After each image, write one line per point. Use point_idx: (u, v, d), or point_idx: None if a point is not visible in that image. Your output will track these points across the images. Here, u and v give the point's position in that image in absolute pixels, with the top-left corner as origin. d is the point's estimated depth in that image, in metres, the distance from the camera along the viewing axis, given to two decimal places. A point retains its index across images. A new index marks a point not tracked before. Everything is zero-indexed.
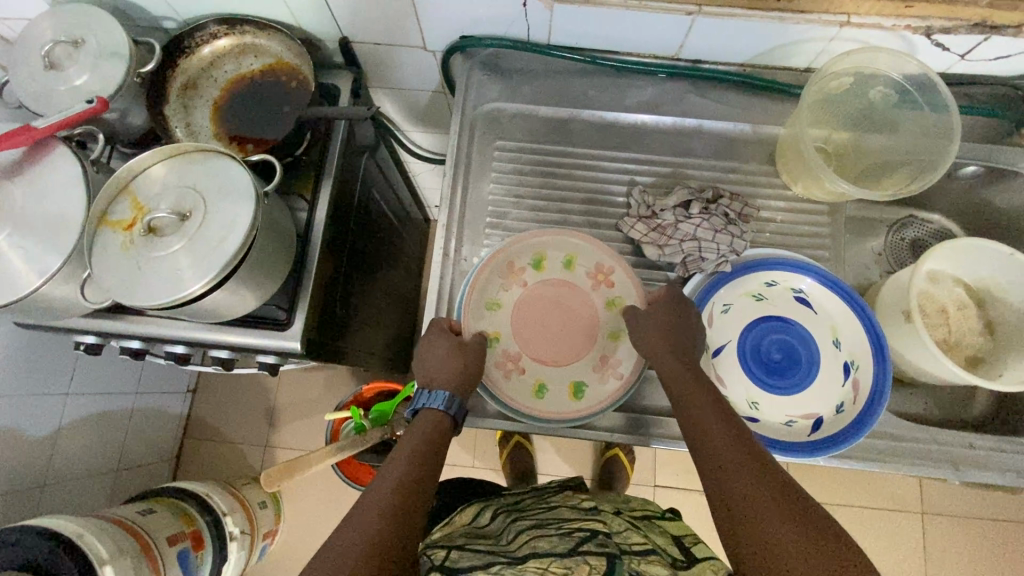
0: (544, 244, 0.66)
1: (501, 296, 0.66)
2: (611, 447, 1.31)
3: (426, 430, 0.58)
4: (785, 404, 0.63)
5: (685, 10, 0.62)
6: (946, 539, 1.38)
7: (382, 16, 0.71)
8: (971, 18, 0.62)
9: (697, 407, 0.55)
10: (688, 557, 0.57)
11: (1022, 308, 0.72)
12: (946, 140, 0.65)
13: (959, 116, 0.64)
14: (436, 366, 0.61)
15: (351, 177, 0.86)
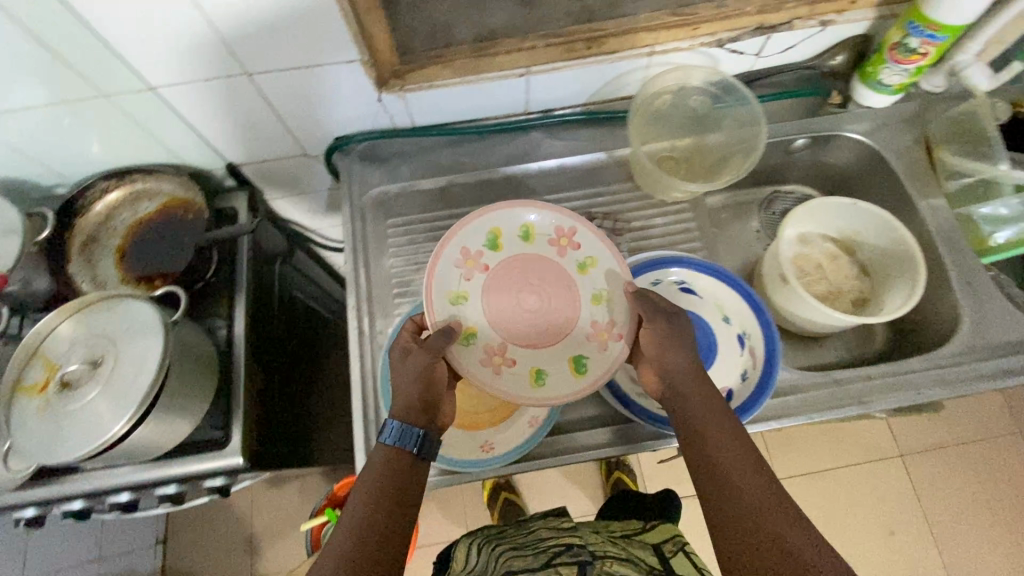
0: (495, 221, 0.68)
1: (464, 287, 0.66)
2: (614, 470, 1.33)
3: (388, 467, 0.56)
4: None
5: (517, 73, 0.73)
6: (929, 475, 1.42)
7: (259, 136, 0.78)
8: (748, 25, 0.74)
9: (709, 415, 0.58)
10: (666, 566, 0.61)
11: (880, 246, 0.81)
12: (753, 125, 0.76)
13: (760, 103, 0.75)
14: (402, 387, 0.58)
15: (267, 286, 0.90)
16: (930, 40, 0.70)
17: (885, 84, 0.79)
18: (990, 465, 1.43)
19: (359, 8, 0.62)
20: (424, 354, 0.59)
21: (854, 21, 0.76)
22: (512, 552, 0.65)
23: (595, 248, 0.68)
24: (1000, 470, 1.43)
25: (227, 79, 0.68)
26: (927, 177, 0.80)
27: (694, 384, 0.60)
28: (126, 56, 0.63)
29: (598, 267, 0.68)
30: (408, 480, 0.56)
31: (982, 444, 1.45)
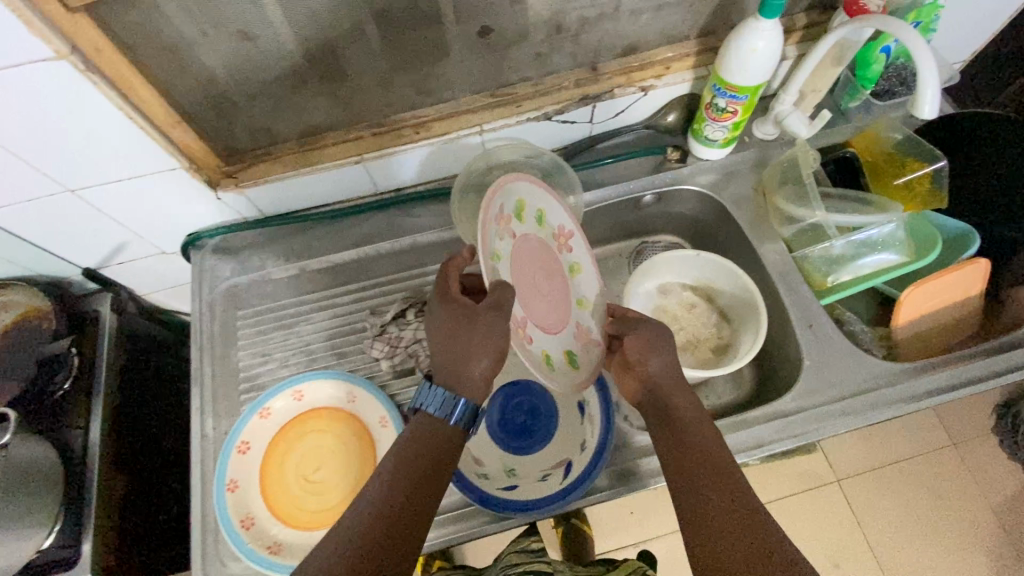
0: (519, 192, 0.65)
1: (500, 246, 0.62)
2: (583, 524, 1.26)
3: (427, 440, 0.55)
4: (542, 461, 0.69)
5: (349, 162, 0.75)
6: (868, 498, 1.38)
7: (106, 242, 0.79)
8: (570, 97, 0.77)
9: (672, 428, 0.60)
10: None
11: (732, 293, 0.82)
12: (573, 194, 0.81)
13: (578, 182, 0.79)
14: (453, 348, 0.60)
15: (137, 384, 0.89)
16: (733, 100, 0.73)
17: (712, 139, 0.81)
18: (927, 481, 1.39)
19: (159, 123, 0.63)
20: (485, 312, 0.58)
21: (675, 85, 0.80)
22: None
23: (581, 253, 0.67)
24: (946, 489, 1.39)
25: (51, 197, 0.68)
26: (767, 223, 0.82)
27: (677, 395, 0.62)
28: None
29: (585, 275, 0.68)
30: (449, 452, 0.56)
31: (917, 460, 1.41)
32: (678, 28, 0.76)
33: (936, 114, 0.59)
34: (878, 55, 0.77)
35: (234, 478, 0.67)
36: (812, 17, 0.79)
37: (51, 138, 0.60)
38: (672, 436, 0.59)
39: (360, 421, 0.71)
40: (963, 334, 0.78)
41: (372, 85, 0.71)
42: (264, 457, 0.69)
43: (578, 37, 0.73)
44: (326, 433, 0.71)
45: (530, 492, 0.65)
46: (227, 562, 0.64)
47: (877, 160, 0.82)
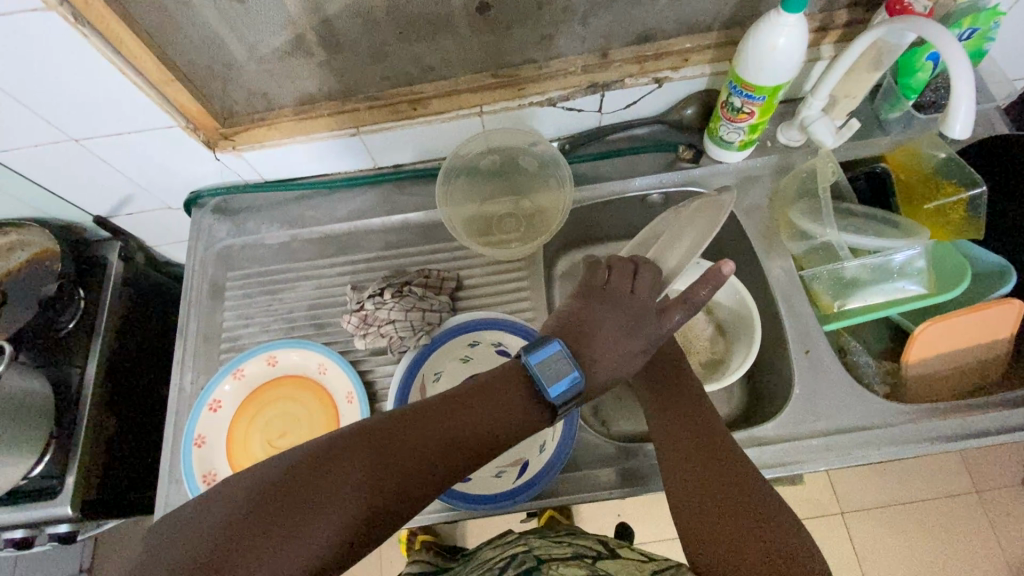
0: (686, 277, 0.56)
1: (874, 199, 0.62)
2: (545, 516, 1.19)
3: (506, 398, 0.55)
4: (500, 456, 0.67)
5: (343, 134, 0.74)
6: (871, 536, 1.29)
7: (113, 192, 0.82)
8: (577, 83, 0.73)
9: (674, 422, 0.59)
10: (611, 552, 0.61)
11: (730, 306, 0.77)
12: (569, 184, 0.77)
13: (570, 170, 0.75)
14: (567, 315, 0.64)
15: (136, 332, 0.93)
16: (750, 100, 0.67)
17: (728, 140, 0.76)
18: (938, 528, 1.28)
19: (152, 79, 0.63)
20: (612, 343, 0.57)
21: (692, 78, 0.74)
22: None
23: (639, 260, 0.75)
24: (962, 542, 1.28)
25: (57, 144, 0.71)
26: (778, 235, 0.76)
27: (670, 360, 0.67)
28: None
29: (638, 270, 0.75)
30: (512, 416, 0.55)
31: (930, 504, 1.30)
32: (700, 17, 0.71)
33: (967, 135, 0.54)
34: (923, 63, 0.69)
35: (200, 433, 0.69)
36: (854, 14, 0.71)
37: (49, 87, 0.62)
38: (665, 392, 0.64)
39: (328, 393, 0.72)
40: (985, 381, 0.70)
41: (368, 56, 0.69)
42: (233, 416, 0.71)
43: (587, 19, 0.69)
44: (294, 401, 0.72)
45: (482, 488, 0.64)
46: None
47: (911, 182, 0.75)
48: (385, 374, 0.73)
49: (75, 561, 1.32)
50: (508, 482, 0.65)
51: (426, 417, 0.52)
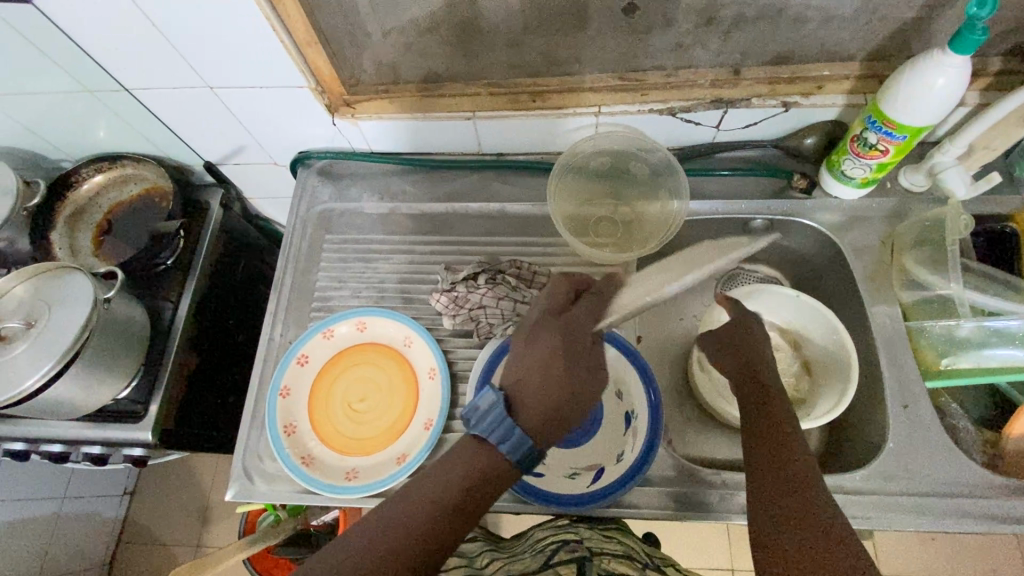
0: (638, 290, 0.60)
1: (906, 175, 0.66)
2: None
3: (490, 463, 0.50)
4: (575, 458, 0.67)
5: (460, 116, 0.75)
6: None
7: (229, 142, 0.85)
8: (701, 96, 0.72)
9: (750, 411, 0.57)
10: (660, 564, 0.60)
11: (823, 346, 0.75)
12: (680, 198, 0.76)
13: (688, 183, 0.73)
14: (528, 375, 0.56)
15: (226, 277, 0.97)
16: (888, 137, 0.65)
17: (849, 176, 0.73)
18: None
19: (298, 39, 0.65)
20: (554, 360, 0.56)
21: (821, 106, 0.72)
22: (496, 555, 0.65)
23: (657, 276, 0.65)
24: None
25: (192, 89, 0.74)
26: (886, 280, 0.74)
27: (746, 353, 0.63)
28: (94, 57, 0.69)
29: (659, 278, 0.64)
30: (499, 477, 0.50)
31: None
32: (845, 45, 0.68)
33: None
34: None
35: (288, 385, 0.71)
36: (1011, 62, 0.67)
37: (200, 36, 0.64)
38: (749, 381, 0.60)
39: (410, 366, 0.73)
40: None
41: (500, 42, 0.70)
42: (318, 374, 0.73)
43: (727, 33, 0.67)
44: (376, 368, 0.73)
45: (555, 486, 0.64)
46: (264, 460, 0.69)
47: None
48: (467, 356, 0.74)
49: (121, 484, 1.45)
50: (581, 484, 0.64)
51: (419, 489, 0.49)
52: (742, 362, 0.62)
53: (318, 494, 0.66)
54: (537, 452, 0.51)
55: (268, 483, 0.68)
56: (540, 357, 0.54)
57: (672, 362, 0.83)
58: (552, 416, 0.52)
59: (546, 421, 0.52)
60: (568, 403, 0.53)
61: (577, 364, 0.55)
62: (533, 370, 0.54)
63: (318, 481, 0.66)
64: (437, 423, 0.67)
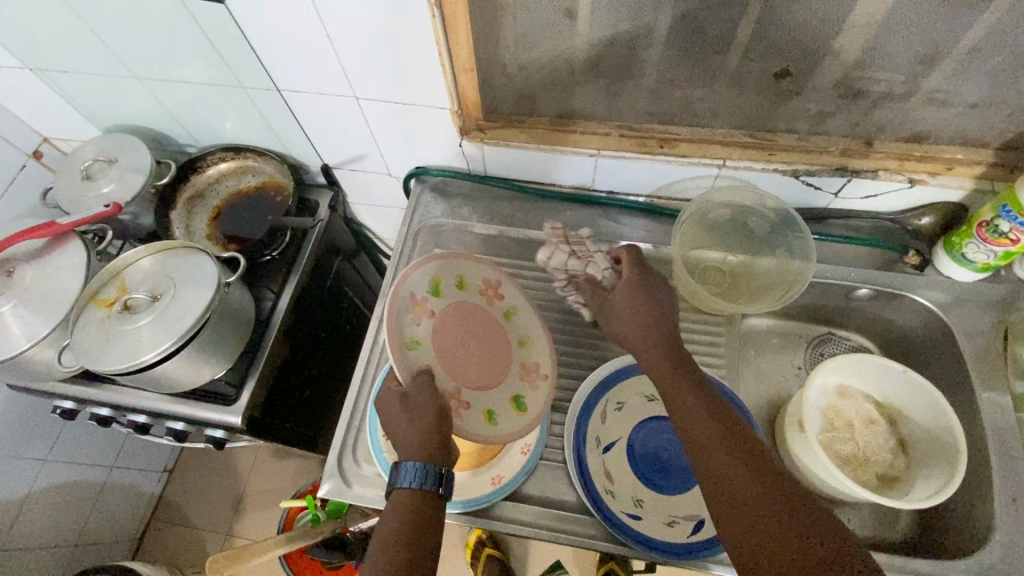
0: (435, 269, 0.64)
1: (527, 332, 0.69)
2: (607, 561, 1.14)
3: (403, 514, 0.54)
4: (671, 504, 0.66)
5: (586, 153, 0.77)
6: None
7: (353, 149, 0.89)
8: (829, 163, 0.73)
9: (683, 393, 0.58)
10: None
11: (925, 425, 0.74)
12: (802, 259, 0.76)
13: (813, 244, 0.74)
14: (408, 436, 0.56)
15: (321, 275, 1.00)
16: (1023, 227, 0.65)
17: (970, 259, 0.73)
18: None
19: (456, 64, 0.69)
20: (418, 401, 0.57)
21: (947, 187, 0.73)
22: None
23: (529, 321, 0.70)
24: None
25: (338, 97, 0.78)
26: (997, 368, 0.73)
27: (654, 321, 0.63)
28: (261, 59, 0.74)
29: (521, 316, 0.70)
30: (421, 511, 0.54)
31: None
32: (981, 132, 0.70)
33: None
34: None
35: None
36: None
37: (367, 50, 0.68)
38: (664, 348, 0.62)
39: None
40: None
41: (641, 88, 0.73)
42: None
43: (869, 107, 0.69)
44: None
45: (651, 529, 0.64)
46: (361, 462, 0.69)
47: None
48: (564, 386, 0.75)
49: (162, 461, 1.46)
50: (677, 532, 0.64)
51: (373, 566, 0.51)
52: (661, 330, 0.62)
53: None
54: (431, 472, 0.56)
55: (362, 485, 0.68)
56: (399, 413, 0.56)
57: (759, 419, 0.83)
58: (436, 448, 0.56)
59: (425, 458, 0.55)
60: (442, 434, 0.56)
61: (425, 406, 0.56)
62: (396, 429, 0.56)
63: None
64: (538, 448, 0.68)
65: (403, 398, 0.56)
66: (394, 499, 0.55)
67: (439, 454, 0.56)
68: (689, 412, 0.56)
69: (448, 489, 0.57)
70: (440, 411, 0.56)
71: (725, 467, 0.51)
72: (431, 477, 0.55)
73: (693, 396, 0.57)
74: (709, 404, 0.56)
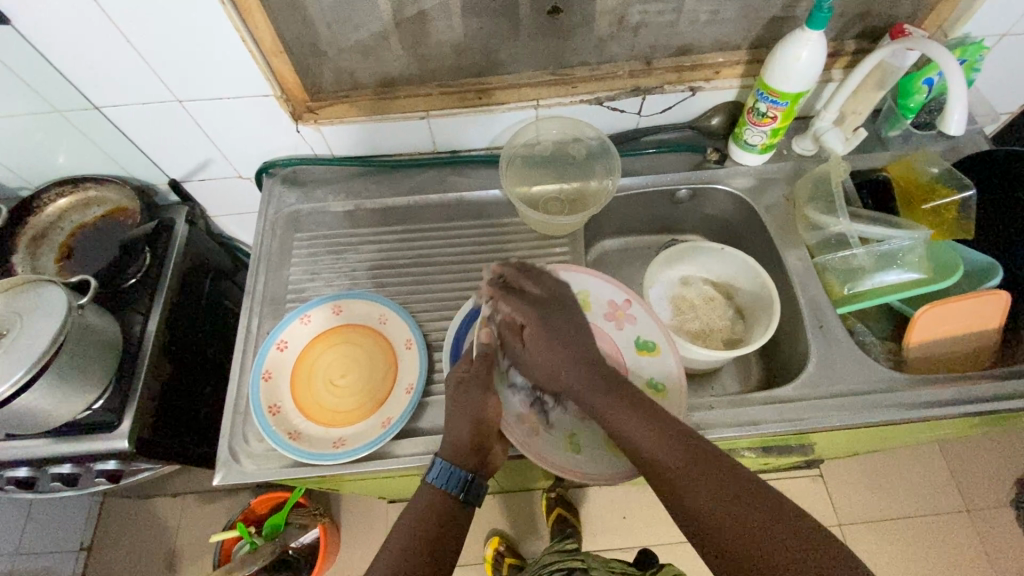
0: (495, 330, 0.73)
1: (594, 304, 0.77)
2: (553, 508, 1.27)
3: (424, 504, 0.62)
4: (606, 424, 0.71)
5: (415, 116, 0.84)
6: (868, 548, 1.24)
7: (193, 158, 0.89)
8: (623, 86, 0.84)
9: (626, 423, 0.58)
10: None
11: (749, 289, 0.86)
12: (613, 177, 0.87)
13: (618, 158, 0.85)
14: (452, 432, 0.64)
15: (194, 291, 0.99)
16: (774, 105, 0.78)
17: (751, 144, 0.86)
18: (941, 548, 1.24)
19: (264, 48, 0.73)
20: (473, 393, 0.64)
21: (720, 89, 0.85)
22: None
23: None
24: (995, 554, 1.24)
25: (160, 103, 0.79)
26: (793, 228, 0.87)
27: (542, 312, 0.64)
28: (57, 66, 0.73)
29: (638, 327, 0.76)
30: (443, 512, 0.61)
31: (933, 519, 1.27)
32: (731, 36, 0.83)
33: (961, 132, 0.65)
34: (919, 86, 0.82)
35: (269, 369, 0.75)
36: (861, 44, 0.83)
37: (172, 50, 0.71)
38: (586, 373, 0.61)
39: (388, 341, 0.78)
40: (978, 365, 0.80)
41: (445, 46, 0.80)
42: (298, 356, 0.77)
43: (635, 31, 0.81)
44: (357, 347, 0.78)
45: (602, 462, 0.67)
46: (250, 442, 0.72)
47: (909, 185, 0.85)
48: (437, 329, 0.81)
49: (77, 538, 1.33)
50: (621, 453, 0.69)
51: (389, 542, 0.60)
52: (589, 377, 0.61)
53: (308, 464, 0.70)
54: (460, 477, 0.62)
55: (255, 462, 0.71)
56: (453, 401, 0.64)
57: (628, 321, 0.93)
58: (463, 454, 0.63)
59: (458, 458, 0.63)
60: (484, 434, 0.64)
61: (472, 405, 0.64)
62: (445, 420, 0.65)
63: (306, 452, 0.69)
64: (418, 385, 0.73)
65: (458, 390, 0.65)
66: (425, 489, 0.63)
67: (475, 457, 0.64)
68: (624, 424, 0.58)
69: (472, 496, 0.63)
70: (487, 409, 0.64)
71: (682, 473, 0.54)
72: (458, 481, 0.62)
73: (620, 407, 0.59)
74: (678, 446, 0.55)
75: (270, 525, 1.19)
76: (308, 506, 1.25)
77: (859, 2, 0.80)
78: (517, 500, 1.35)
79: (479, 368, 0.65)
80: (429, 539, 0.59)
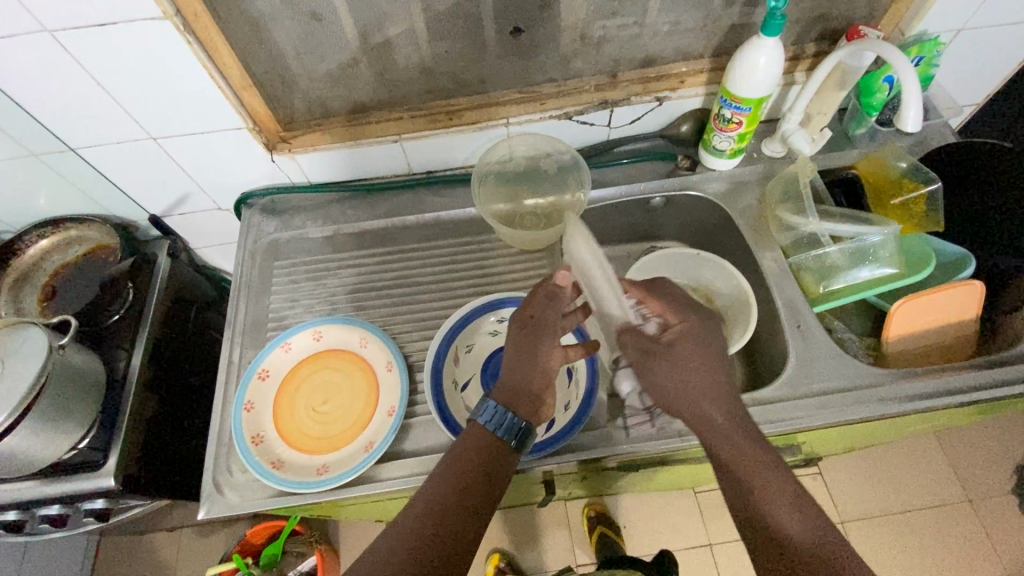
0: None
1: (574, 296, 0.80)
2: (595, 529, 1.26)
3: (474, 442, 0.60)
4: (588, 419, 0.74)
5: (388, 139, 0.85)
6: (871, 545, 1.23)
7: (171, 193, 0.90)
8: (590, 100, 0.86)
9: (734, 461, 0.56)
10: None
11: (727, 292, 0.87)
12: (582, 189, 0.88)
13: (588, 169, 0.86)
14: (515, 370, 0.63)
15: (179, 324, 0.99)
16: (738, 111, 0.80)
17: (720, 149, 0.88)
18: (945, 542, 1.23)
19: (234, 83, 0.74)
20: (535, 326, 0.64)
21: (685, 97, 0.87)
22: None
23: None
24: (999, 544, 1.22)
25: (134, 141, 0.80)
26: (767, 229, 0.87)
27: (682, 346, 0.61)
28: (30, 111, 0.74)
29: None
30: (496, 457, 0.60)
31: (936, 512, 1.26)
32: (692, 45, 0.84)
33: (918, 128, 0.67)
34: (880, 85, 0.84)
35: (250, 399, 0.75)
36: (821, 47, 0.85)
37: (143, 88, 0.72)
38: (713, 404, 0.59)
39: (369, 364, 0.79)
40: (957, 357, 0.80)
41: (413, 70, 0.81)
42: (280, 384, 0.77)
43: (597, 48, 0.82)
44: (337, 372, 0.78)
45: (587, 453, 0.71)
46: (234, 474, 0.72)
47: (879, 182, 0.87)
48: (419, 349, 0.81)
49: None
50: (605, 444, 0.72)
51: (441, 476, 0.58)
52: (721, 407, 0.59)
53: (292, 493, 0.69)
54: (519, 424, 0.61)
55: (239, 493, 0.71)
56: (515, 342, 0.64)
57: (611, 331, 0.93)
58: (519, 399, 0.62)
59: (514, 402, 0.62)
60: (541, 380, 0.63)
61: (534, 342, 0.64)
62: (507, 361, 0.64)
63: (287, 480, 0.69)
64: (399, 408, 0.73)
65: (520, 332, 0.65)
66: (473, 427, 0.61)
67: (527, 405, 0.63)
68: (730, 457, 0.57)
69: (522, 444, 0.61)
70: (551, 357, 0.64)
71: (773, 513, 0.54)
72: (513, 428, 0.60)
73: (734, 436, 0.58)
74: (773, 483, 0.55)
75: (267, 555, 1.19)
76: (305, 533, 1.24)
77: (816, 6, 0.81)
78: (517, 516, 1.34)
79: (540, 312, 0.66)
80: (473, 477, 0.58)
